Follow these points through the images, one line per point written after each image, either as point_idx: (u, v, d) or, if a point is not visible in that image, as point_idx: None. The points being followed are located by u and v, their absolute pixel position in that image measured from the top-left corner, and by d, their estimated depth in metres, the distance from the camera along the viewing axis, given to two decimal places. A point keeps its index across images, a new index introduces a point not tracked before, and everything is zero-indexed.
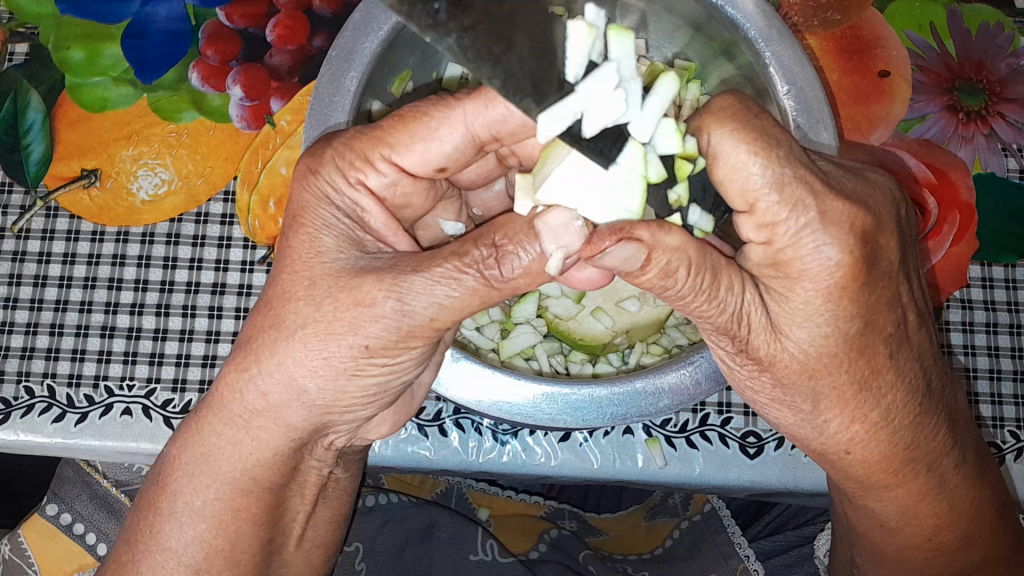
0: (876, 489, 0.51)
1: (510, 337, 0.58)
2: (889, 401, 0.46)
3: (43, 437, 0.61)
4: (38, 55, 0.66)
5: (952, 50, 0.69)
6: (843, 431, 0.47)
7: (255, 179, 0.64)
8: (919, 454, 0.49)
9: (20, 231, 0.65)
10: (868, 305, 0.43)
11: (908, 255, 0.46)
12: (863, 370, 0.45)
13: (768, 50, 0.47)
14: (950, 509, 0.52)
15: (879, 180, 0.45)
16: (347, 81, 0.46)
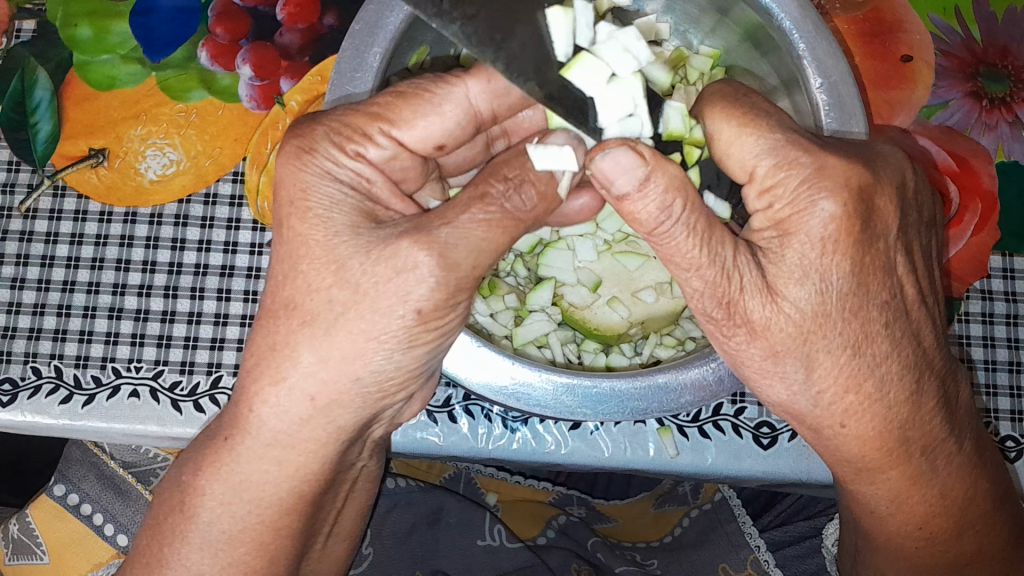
0: (869, 472, 0.49)
1: (524, 325, 0.57)
2: (884, 369, 0.45)
3: (50, 418, 0.60)
4: (45, 32, 0.65)
5: (976, 35, 0.68)
6: (837, 399, 0.45)
7: (264, 161, 0.63)
8: (915, 435, 0.47)
9: (28, 210, 0.64)
10: (863, 263, 0.43)
11: (898, 251, 0.45)
12: (856, 331, 0.44)
13: (802, 44, 0.45)
14: (942, 497, 0.51)
15: (890, 155, 0.45)
16: (369, 56, 0.45)
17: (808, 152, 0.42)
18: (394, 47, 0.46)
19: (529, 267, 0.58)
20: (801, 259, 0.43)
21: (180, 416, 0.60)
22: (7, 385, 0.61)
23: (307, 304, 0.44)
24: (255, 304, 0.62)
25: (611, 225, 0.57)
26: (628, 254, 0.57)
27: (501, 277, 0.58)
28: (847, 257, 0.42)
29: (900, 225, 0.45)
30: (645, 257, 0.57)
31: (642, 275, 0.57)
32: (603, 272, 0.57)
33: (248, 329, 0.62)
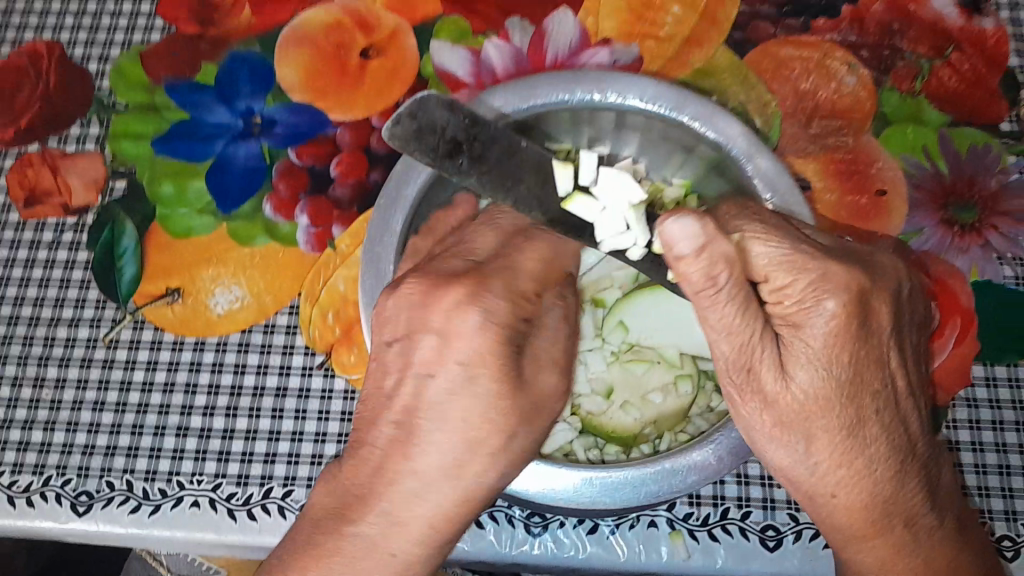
0: (855, 538, 0.53)
1: (550, 435, 0.63)
2: (875, 450, 0.51)
3: (121, 527, 0.68)
4: (134, 190, 0.77)
5: (944, 169, 0.76)
6: (830, 473, 0.51)
7: (317, 295, 0.73)
8: (896, 510, 0.52)
9: (111, 341, 0.74)
10: (859, 357, 0.49)
11: (887, 348, 0.51)
12: (852, 415, 0.50)
13: (750, 164, 0.57)
14: (926, 566, 0.53)
15: (885, 262, 0.52)
16: (393, 223, 0.57)
17: (815, 258, 0.48)
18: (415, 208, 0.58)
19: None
20: (806, 350, 0.49)
21: (235, 524, 0.67)
22: (84, 496, 0.69)
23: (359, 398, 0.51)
24: (305, 421, 0.70)
25: (614, 339, 0.65)
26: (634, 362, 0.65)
27: None
28: (847, 354, 0.48)
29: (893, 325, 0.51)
30: (650, 365, 0.64)
31: (650, 379, 0.64)
32: (615, 381, 0.65)
33: (298, 444, 0.70)
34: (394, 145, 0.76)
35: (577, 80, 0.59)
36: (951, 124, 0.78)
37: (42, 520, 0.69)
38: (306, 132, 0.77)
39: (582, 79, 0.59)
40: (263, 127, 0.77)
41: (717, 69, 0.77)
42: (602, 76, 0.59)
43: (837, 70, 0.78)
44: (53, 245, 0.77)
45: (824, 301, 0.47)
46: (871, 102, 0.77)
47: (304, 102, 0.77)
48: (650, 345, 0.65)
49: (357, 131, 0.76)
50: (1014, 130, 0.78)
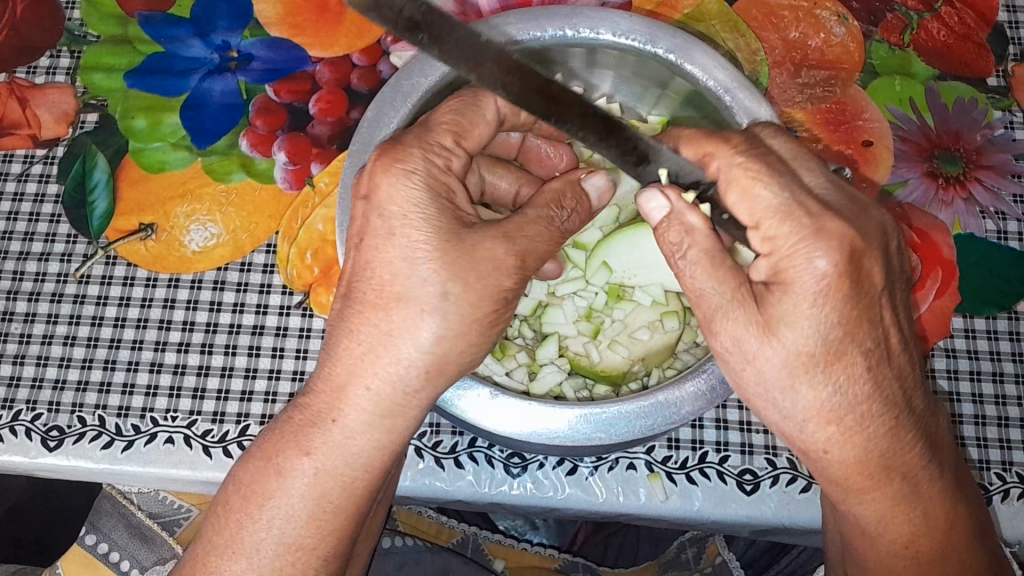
0: (854, 493, 0.53)
1: (538, 378, 0.63)
2: (865, 409, 0.48)
3: (89, 462, 0.66)
4: (106, 123, 0.75)
5: (930, 122, 0.76)
6: (820, 429, 0.49)
7: (295, 234, 0.72)
8: (896, 463, 0.51)
9: (82, 276, 0.72)
10: (850, 318, 0.46)
11: (881, 307, 0.48)
12: (840, 374, 0.48)
13: (729, 96, 0.56)
14: (924, 518, 0.54)
15: (874, 216, 0.49)
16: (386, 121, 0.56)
17: (808, 212, 0.47)
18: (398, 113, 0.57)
19: (535, 327, 0.66)
20: (793, 311, 0.47)
21: (209, 461, 0.66)
22: (54, 431, 0.67)
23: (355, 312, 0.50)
24: (283, 359, 0.69)
25: (598, 280, 0.65)
26: (619, 300, 0.65)
27: (513, 338, 0.66)
28: (841, 312, 0.46)
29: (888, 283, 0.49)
30: (634, 303, 0.65)
31: (637, 319, 0.64)
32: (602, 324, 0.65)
33: (275, 383, 0.69)
34: (376, 84, 0.74)
35: (547, 17, 0.57)
36: (940, 78, 0.77)
37: (10, 455, 0.67)
38: (283, 68, 0.74)
39: (552, 16, 0.57)
40: (241, 62, 0.75)
41: (707, 15, 0.76)
42: (573, 12, 0.57)
43: (827, 20, 0.77)
44: (22, 178, 0.75)
45: (816, 259, 0.46)
46: (860, 53, 0.77)
47: (282, 37, 0.75)
48: (634, 283, 0.64)
49: (336, 66, 0.74)
50: (1000, 86, 0.78)
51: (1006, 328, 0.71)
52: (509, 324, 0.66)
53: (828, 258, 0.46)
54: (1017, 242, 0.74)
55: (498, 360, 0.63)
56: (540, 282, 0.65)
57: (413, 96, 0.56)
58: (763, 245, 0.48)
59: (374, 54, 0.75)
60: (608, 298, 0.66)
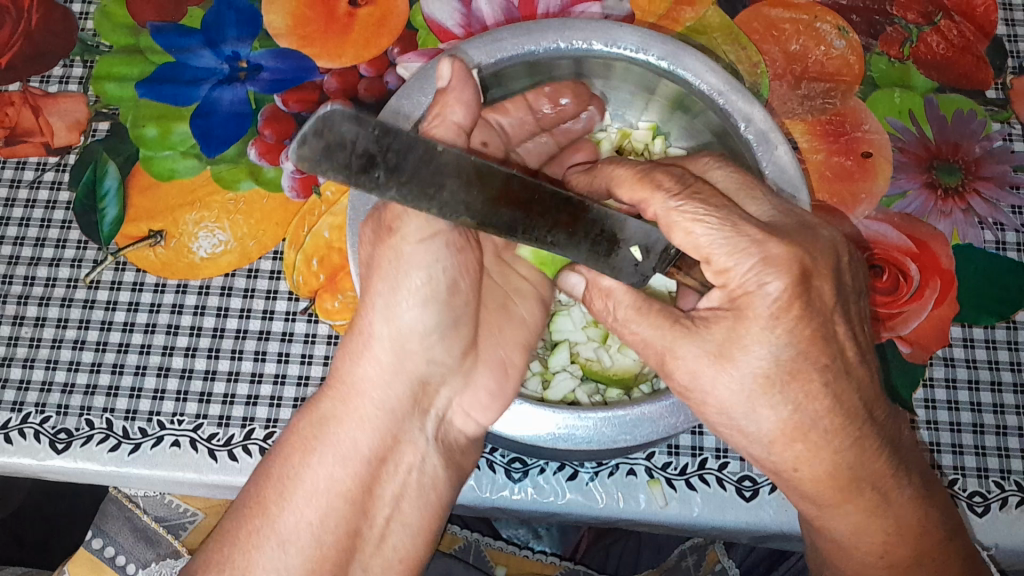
0: (827, 506, 0.54)
1: (551, 385, 0.64)
2: (825, 422, 0.50)
3: (97, 464, 0.67)
4: (117, 131, 0.76)
5: (930, 134, 0.77)
6: (786, 448, 0.51)
7: (301, 241, 0.73)
8: (865, 473, 0.53)
9: (92, 281, 0.73)
10: (804, 337, 0.49)
11: (834, 322, 0.51)
12: (796, 393, 0.49)
13: (724, 101, 0.57)
14: (896, 527, 0.55)
15: (827, 235, 0.52)
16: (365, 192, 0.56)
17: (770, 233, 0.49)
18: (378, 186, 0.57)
19: None
20: (748, 335, 0.49)
21: (215, 464, 0.67)
22: (63, 434, 0.68)
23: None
24: (288, 364, 0.70)
25: None
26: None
27: None
28: (803, 332, 0.49)
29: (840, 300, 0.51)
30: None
31: None
32: None
33: (280, 387, 0.70)
34: (383, 95, 0.76)
35: (538, 31, 0.58)
36: (940, 91, 0.78)
37: (20, 457, 0.68)
38: (291, 78, 0.76)
39: (543, 30, 0.58)
40: (250, 72, 0.76)
41: (709, 28, 0.77)
42: (564, 25, 0.58)
43: (828, 33, 0.78)
44: (34, 185, 0.76)
45: (767, 284, 0.48)
46: (861, 66, 0.78)
47: (290, 48, 0.77)
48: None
49: (344, 77, 0.76)
50: (999, 99, 0.79)
51: (1004, 337, 0.72)
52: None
53: (778, 280, 0.48)
54: (1015, 252, 0.74)
55: None
56: None
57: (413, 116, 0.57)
58: (716, 277, 0.50)
59: (380, 65, 0.76)
60: None
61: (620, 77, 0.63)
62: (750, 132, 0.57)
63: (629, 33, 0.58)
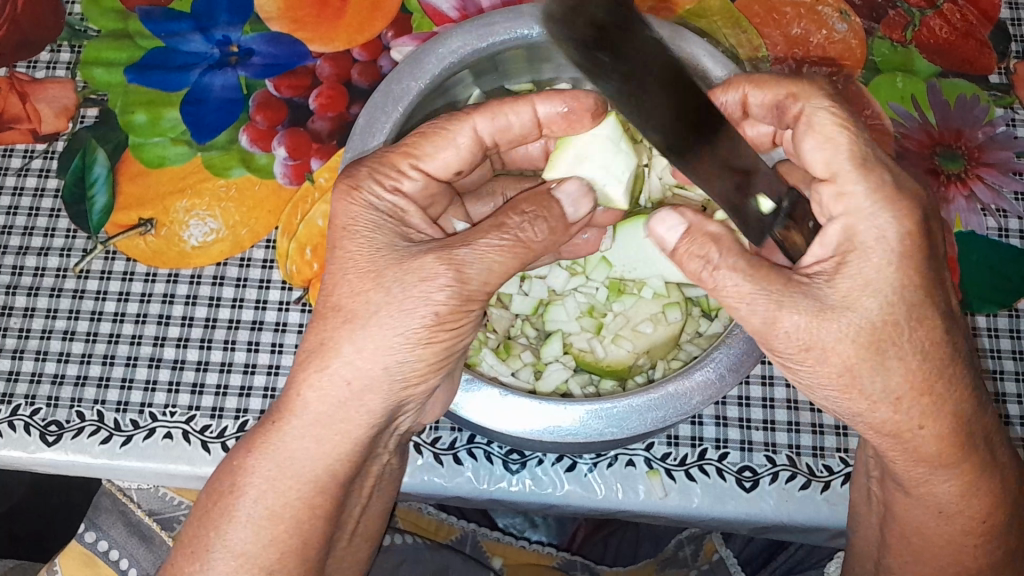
0: (941, 470, 0.52)
1: (543, 376, 0.63)
2: (951, 375, 0.49)
3: (89, 457, 0.66)
4: (106, 118, 0.75)
5: (932, 119, 0.76)
6: (913, 403, 0.49)
7: (295, 229, 0.72)
8: (979, 431, 0.51)
9: (81, 271, 0.72)
10: (925, 280, 0.47)
11: (942, 275, 0.49)
12: (924, 341, 0.48)
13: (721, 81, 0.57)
14: (1000, 487, 0.54)
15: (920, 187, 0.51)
16: (393, 114, 0.56)
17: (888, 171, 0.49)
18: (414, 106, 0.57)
19: (537, 326, 0.66)
20: (878, 276, 0.47)
21: (208, 456, 0.66)
22: (53, 426, 0.67)
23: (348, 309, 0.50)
24: (281, 355, 0.69)
25: (598, 274, 0.65)
26: (620, 295, 0.65)
27: (516, 339, 0.66)
28: (919, 274, 0.47)
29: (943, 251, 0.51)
30: (636, 297, 0.64)
31: (639, 313, 0.63)
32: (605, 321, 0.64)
33: (274, 378, 0.69)
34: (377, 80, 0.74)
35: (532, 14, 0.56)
36: (942, 75, 0.77)
37: (9, 450, 0.67)
38: (283, 63, 0.74)
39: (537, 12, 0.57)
40: (241, 57, 0.75)
41: (709, 11, 0.76)
42: None
43: (829, 16, 0.77)
44: (22, 173, 0.75)
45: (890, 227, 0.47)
46: (862, 50, 0.77)
47: (282, 32, 0.75)
48: (634, 279, 0.65)
49: (337, 61, 0.74)
50: (1002, 83, 0.77)
51: (1007, 325, 0.71)
52: (512, 323, 0.66)
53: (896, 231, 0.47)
54: (1018, 240, 0.73)
55: (503, 361, 0.64)
56: (539, 281, 0.65)
57: (405, 99, 0.56)
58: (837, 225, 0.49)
59: (374, 50, 0.74)
60: (610, 294, 0.66)
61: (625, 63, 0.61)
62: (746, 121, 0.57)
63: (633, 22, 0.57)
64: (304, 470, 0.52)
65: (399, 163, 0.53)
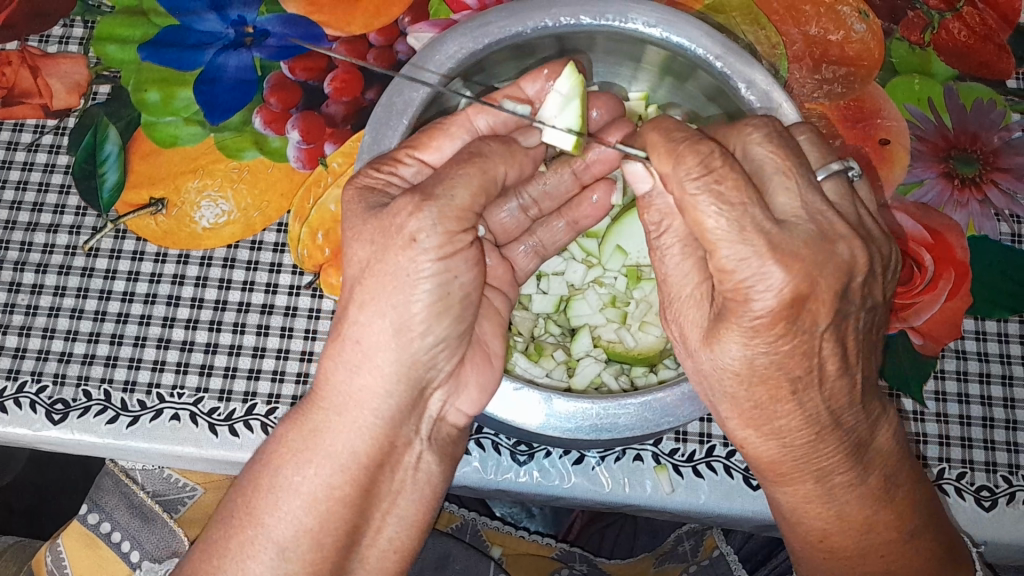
0: (775, 483, 0.54)
1: (577, 372, 0.63)
2: (782, 422, 0.50)
3: (95, 436, 0.66)
4: (118, 95, 0.74)
5: (948, 122, 0.76)
6: (739, 429, 0.52)
7: (307, 214, 0.71)
8: (811, 468, 0.52)
9: (91, 249, 0.72)
10: (782, 350, 0.47)
11: (824, 338, 0.47)
12: (764, 392, 0.49)
13: (723, 63, 0.56)
14: (841, 522, 0.54)
15: (845, 255, 0.45)
16: (396, 125, 0.56)
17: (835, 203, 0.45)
18: (418, 115, 0.57)
19: (561, 323, 0.67)
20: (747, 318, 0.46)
21: (216, 439, 0.66)
22: (60, 404, 0.67)
23: (361, 273, 0.50)
24: (291, 339, 0.69)
25: (614, 264, 0.65)
26: (638, 281, 0.66)
27: (545, 338, 0.66)
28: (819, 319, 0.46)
29: (836, 318, 0.47)
30: (655, 282, 0.65)
31: (658, 298, 0.65)
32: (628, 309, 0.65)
33: (283, 362, 0.68)
34: (393, 66, 0.73)
35: (523, 12, 0.57)
36: (959, 79, 0.77)
37: (15, 427, 0.66)
38: (298, 46, 0.74)
39: (527, 10, 0.57)
40: (256, 38, 0.74)
41: (728, 7, 0.75)
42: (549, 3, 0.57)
43: (848, 17, 0.76)
44: (32, 148, 0.74)
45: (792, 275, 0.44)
46: (880, 51, 0.76)
47: (299, 14, 0.75)
48: (651, 264, 0.65)
49: (353, 46, 0.73)
50: (1019, 89, 0.77)
51: (1018, 331, 0.71)
52: (536, 323, 0.66)
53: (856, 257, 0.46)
54: None
55: (537, 362, 0.64)
56: (558, 279, 0.66)
57: (407, 112, 0.56)
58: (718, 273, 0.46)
59: (389, 35, 0.74)
60: (628, 281, 0.66)
61: (606, 52, 0.63)
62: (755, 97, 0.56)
63: (648, 9, 0.57)
64: (341, 447, 0.51)
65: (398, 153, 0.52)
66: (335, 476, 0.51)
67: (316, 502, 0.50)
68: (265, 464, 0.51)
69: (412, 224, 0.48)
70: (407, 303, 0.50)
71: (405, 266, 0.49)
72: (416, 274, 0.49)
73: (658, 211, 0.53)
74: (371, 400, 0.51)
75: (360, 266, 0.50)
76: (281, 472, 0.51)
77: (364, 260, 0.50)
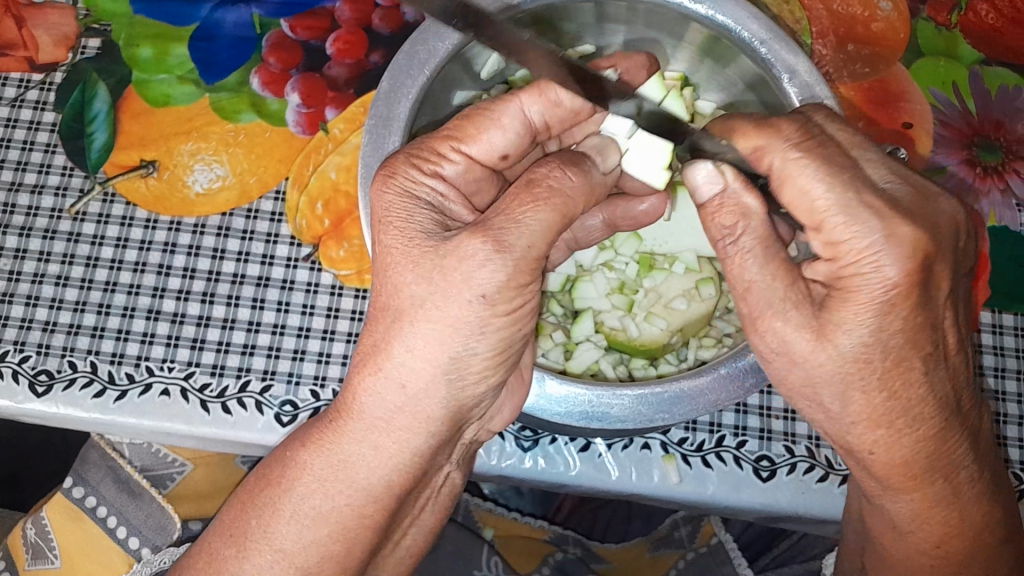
0: (891, 491, 0.50)
1: (574, 355, 0.61)
2: (918, 412, 0.45)
3: (80, 410, 0.63)
4: (109, 50, 0.70)
5: (973, 108, 0.73)
6: (868, 432, 0.46)
7: (305, 182, 0.68)
8: (941, 464, 0.48)
9: (77, 213, 0.68)
10: (915, 326, 0.43)
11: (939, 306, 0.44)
12: (897, 381, 0.44)
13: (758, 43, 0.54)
14: (960, 520, 0.51)
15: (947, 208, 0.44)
16: (418, 74, 0.54)
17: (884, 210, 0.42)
18: (443, 66, 0.55)
19: (564, 304, 0.64)
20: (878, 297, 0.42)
21: (207, 416, 0.63)
22: (43, 375, 0.64)
23: (411, 310, 0.45)
24: (287, 315, 0.66)
25: (628, 249, 0.63)
26: (650, 270, 0.63)
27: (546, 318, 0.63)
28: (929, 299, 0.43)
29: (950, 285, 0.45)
30: (667, 273, 0.62)
31: (670, 288, 0.61)
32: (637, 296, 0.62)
33: (279, 337, 0.65)
34: (399, 27, 0.70)
35: None
36: (984, 63, 0.75)
37: None
38: (301, 3, 0.70)
39: None
40: None
41: None
42: None
43: None
44: (16, 103, 0.70)
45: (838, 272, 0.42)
46: (906, 31, 0.74)
47: None
48: (666, 253, 0.63)
49: (358, 6, 0.70)
50: None
51: None
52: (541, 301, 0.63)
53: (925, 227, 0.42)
54: None
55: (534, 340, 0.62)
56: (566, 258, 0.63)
57: (431, 62, 0.54)
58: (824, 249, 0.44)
59: None
60: (640, 269, 0.63)
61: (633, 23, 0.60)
62: (787, 77, 0.53)
63: None
64: (374, 481, 0.47)
65: (440, 147, 0.48)
66: (367, 506, 0.48)
67: (346, 530, 0.48)
68: (285, 489, 0.49)
69: (479, 274, 0.43)
70: (467, 354, 0.45)
71: (471, 319, 0.44)
72: (477, 327, 0.45)
73: (731, 213, 0.46)
74: (411, 438, 0.47)
75: (412, 303, 0.45)
76: (306, 499, 0.48)
77: (418, 297, 0.44)
